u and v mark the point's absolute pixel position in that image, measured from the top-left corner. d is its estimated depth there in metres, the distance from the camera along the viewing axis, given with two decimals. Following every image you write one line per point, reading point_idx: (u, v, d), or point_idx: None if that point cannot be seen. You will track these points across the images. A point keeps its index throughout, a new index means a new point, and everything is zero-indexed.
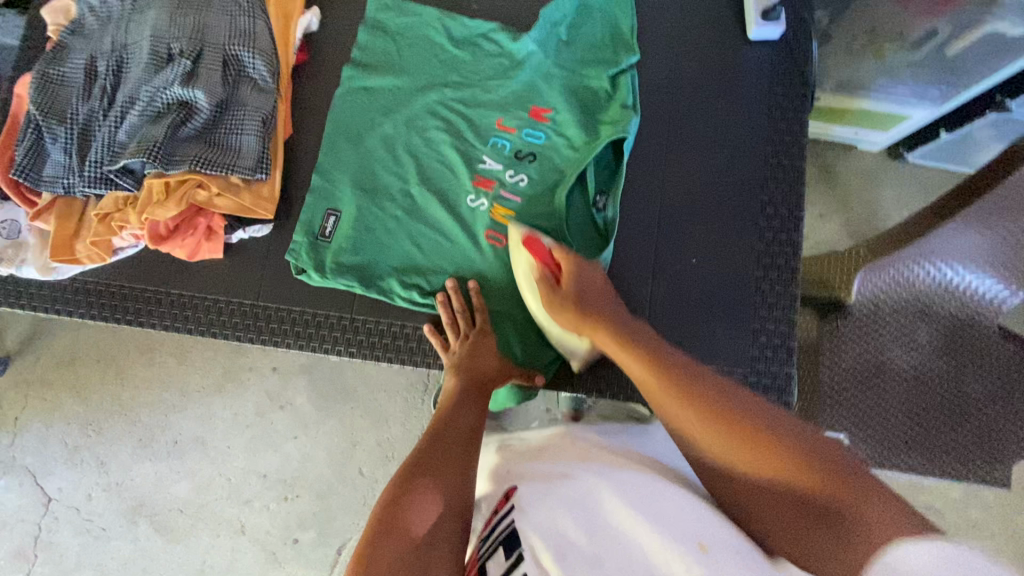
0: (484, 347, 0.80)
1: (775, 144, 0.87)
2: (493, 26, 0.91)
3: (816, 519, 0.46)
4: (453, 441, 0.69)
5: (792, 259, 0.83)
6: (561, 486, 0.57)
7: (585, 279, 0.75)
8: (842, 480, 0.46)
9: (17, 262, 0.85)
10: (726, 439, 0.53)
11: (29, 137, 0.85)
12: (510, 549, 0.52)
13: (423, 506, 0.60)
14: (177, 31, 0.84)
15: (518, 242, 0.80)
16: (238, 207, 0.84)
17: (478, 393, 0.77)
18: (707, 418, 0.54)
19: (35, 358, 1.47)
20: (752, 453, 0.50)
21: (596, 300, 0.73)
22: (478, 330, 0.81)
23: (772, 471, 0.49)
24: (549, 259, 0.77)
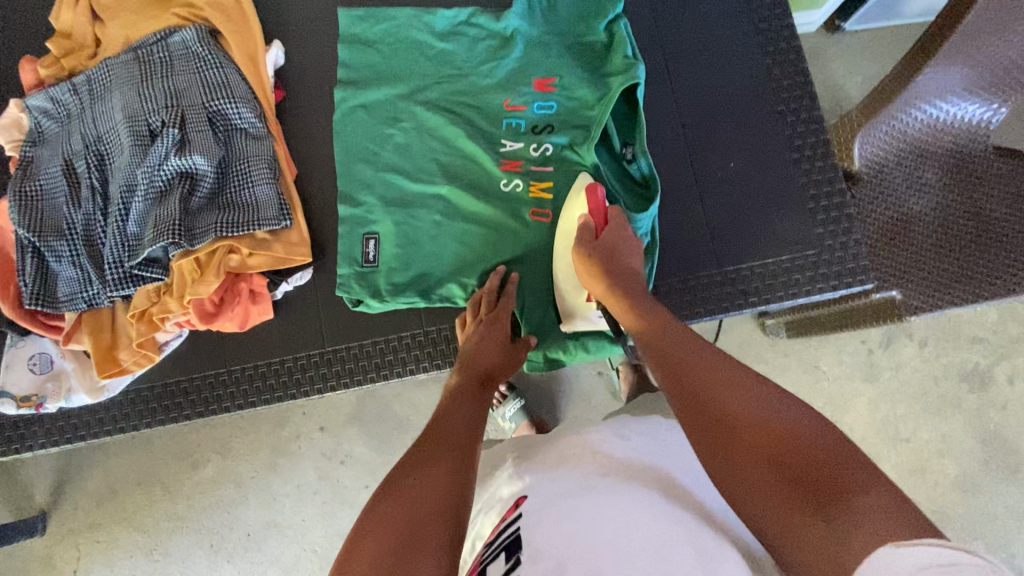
0: (498, 333, 0.77)
1: (762, 32, 0.88)
2: (471, 10, 0.89)
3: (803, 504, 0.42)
4: (453, 435, 0.63)
5: (817, 132, 0.85)
6: (573, 493, 0.54)
7: (620, 248, 0.74)
8: (843, 479, 0.42)
9: (63, 393, 0.80)
10: (730, 394, 0.52)
11: (30, 262, 0.79)
12: (511, 552, 0.51)
13: (422, 504, 0.54)
14: (151, 105, 0.80)
15: (580, 188, 0.80)
16: (275, 259, 0.80)
17: (478, 386, 0.73)
18: (723, 402, 0.52)
19: (72, 503, 1.38)
20: (747, 416, 0.49)
21: (620, 267, 0.72)
22: (495, 318, 0.78)
23: (765, 429, 0.48)
24: (600, 214, 0.77)
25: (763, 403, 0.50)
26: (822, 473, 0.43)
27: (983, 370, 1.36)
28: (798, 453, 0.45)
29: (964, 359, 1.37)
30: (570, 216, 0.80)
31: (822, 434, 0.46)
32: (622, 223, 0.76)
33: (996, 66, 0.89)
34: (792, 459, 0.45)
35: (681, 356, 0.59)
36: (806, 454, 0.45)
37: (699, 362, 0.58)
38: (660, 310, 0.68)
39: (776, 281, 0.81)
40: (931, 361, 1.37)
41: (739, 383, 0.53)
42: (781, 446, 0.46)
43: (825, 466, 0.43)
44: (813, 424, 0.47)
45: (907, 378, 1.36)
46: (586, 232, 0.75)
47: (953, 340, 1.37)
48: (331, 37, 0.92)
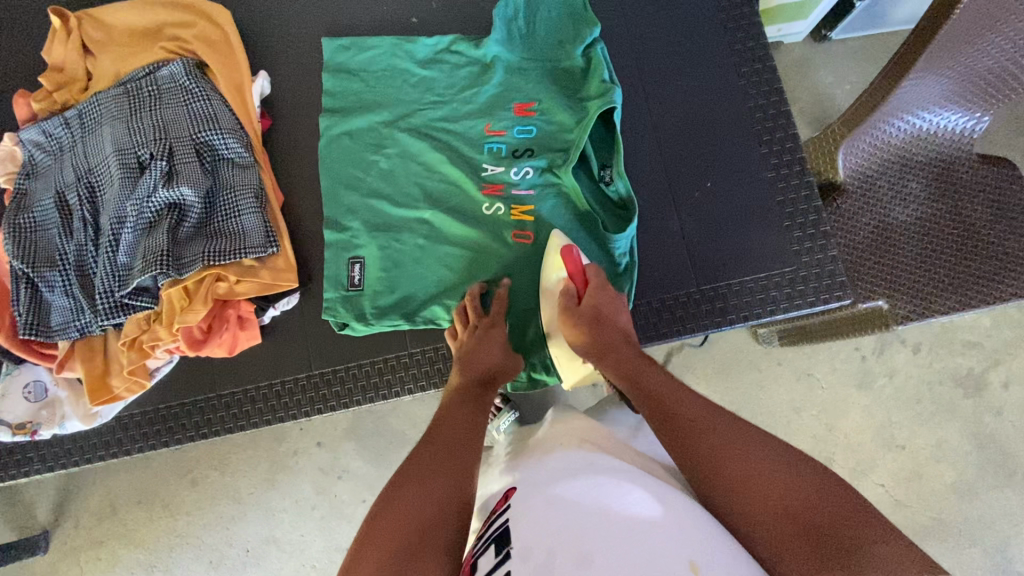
0: (496, 335, 0.78)
1: (738, 53, 0.90)
2: (452, 37, 0.91)
3: (838, 565, 0.47)
4: (452, 442, 0.64)
5: (794, 150, 0.86)
6: (559, 480, 0.55)
7: (603, 313, 0.76)
8: (847, 525, 0.49)
9: (57, 420, 0.82)
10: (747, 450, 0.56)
11: (24, 292, 0.81)
12: (502, 545, 0.50)
13: (420, 513, 0.55)
14: (139, 137, 0.82)
15: (556, 250, 0.81)
16: (262, 285, 0.82)
17: (478, 390, 0.74)
18: (744, 457, 0.55)
19: (73, 522, 1.39)
20: (769, 470, 0.54)
21: (612, 333, 0.75)
22: (491, 322, 0.79)
23: (789, 504, 0.51)
24: (581, 277, 0.79)
25: (778, 464, 0.54)
26: (838, 531, 0.49)
27: (976, 376, 1.36)
28: (815, 515, 0.50)
29: (956, 365, 1.37)
30: (548, 279, 0.82)
31: (833, 490, 0.51)
32: (602, 282, 0.78)
33: (973, 74, 0.91)
34: (818, 521, 0.50)
35: (697, 422, 0.60)
36: (832, 517, 0.50)
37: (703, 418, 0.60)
38: (654, 367, 0.71)
39: (755, 298, 0.82)
40: (923, 367, 1.37)
41: (751, 442, 0.56)
42: (807, 516, 0.50)
43: (836, 521, 0.49)
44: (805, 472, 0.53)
45: (900, 385, 1.37)
46: (568, 298, 0.77)
47: (946, 346, 1.38)
48: (316, 65, 0.94)
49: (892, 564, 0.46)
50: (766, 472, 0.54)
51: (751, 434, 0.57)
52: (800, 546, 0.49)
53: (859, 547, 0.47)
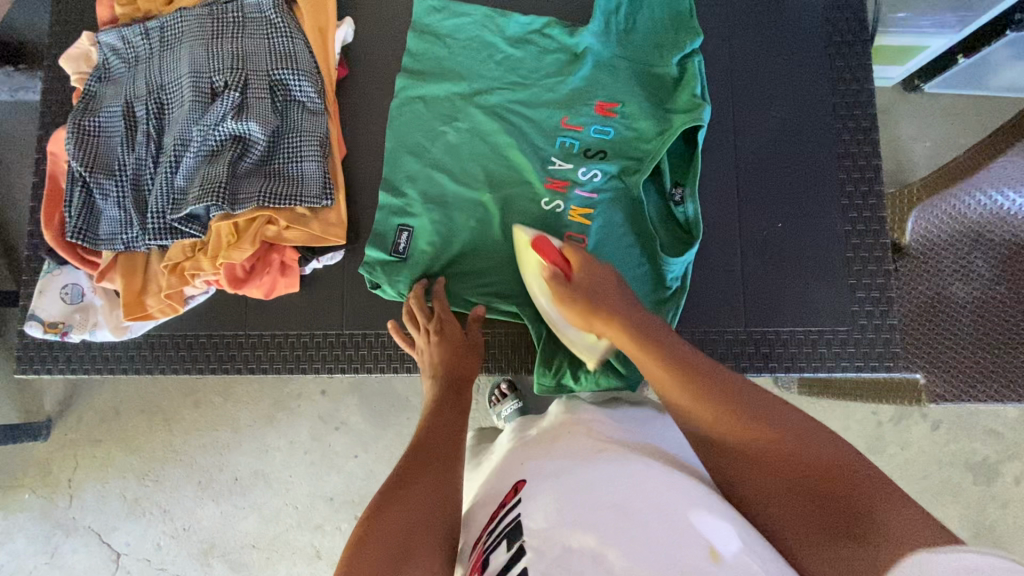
0: (451, 338, 0.78)
1: (840, 93, 0.85)
2: (547, 19, 0.88)
3: (845, 532, 0.47)
4: (442, 448, 0.66)
5: (877, 207, 0.82)
6: (568, 477, 0.54)
7: (597, 285, 0.73)
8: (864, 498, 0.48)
9: (89, 326, 0.83)
10: (746, 432, 0.56)
11: (78, 196, 0.81)
12: (513, 539, 0.50)
13: (411, 519, 0.57)
14: (217, 63, 0.81)
15: (528, 243, 0.78)
16: (310, 237, 0.81)
17: (453, 395, 0.75)
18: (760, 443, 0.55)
19: (77, 416, 1.43)
20: (777, 437, 0.55)
21: (615, 298, 0.72)
22: (448, 325, 0.78)
23: (812, 467, 0.52)
24: (558, 258, 0.76)
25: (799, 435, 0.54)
26: (857, 506, 0.48)
27: (990, 465, 1.33)
28: (818, 479, 0.51)
29: (972, 451, 1.33)
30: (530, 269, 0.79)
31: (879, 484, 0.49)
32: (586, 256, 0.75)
33: None
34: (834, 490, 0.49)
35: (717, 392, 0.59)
36: (849, 482, 0.49)
37: (709, 378, 0.61)
38: (660, 334, 0.67)
39: (801, 350, 0.80)
40: (938, 447, 1.34)
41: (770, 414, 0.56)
42: (827, 489, 0.50)
43: (851, 482, 0.49)
44: (831, 443, 0.53)
45: (910, 458, 1.34)
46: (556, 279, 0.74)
47: (967, 430, 1.34)
48: (404, 22, 0.91)
49: (914, 526, 0.45)
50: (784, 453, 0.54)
51: (776, 411, 0.57)
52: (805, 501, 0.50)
53: (880, 514, 0.46)
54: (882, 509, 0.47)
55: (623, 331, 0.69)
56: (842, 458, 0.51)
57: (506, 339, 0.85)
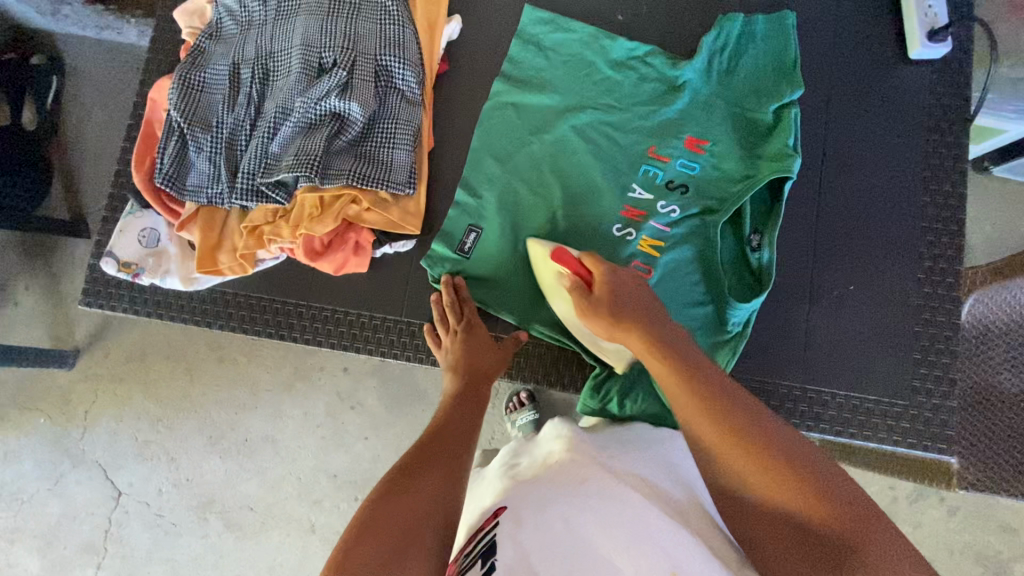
0: (476, 339, 0.79)
1: (932, 167, 0.85)
2: (651, 48, 0.89)
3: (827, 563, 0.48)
4: (450, 441, 0.66)
5: (953, 287, 0.82)
6: (548, 505, 0.56)
7: (617, 290, 0.71)
8: (859, 531, 0.48)
9: (160, 272, 0.84)
10: (748, 460, 0.53)
11: (173, 145, 0.83)
12: (488, 559, 0.51)
13: (414, 506, 0.56)
14: (328, 40, 0.83)
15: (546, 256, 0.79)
16: (387, 222, 0.82)
17: (473, 395, 0.75)
18: (763, 469, 0.53)
19: (104, 351, 1.43)
20: (773, 464, 0.53)
21: (632, 302, 0.70)
22: (473, 325, 0.80)
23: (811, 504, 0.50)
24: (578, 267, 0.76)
25: (799, 459, 0.53)
26: (844, 543, 0.48)
27: (1001, 561, 1.30)
28: (815, 519, 0.50)
29: (985, 544, 1.30)
30: (547, 271, 0.79)
31: (869, 518, 0.49)
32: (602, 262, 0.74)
33: None
34: (827, 530, 0.49)
35: (726, 411, 0.57)
36: (838, 513, 0.49)
37: (723, 402, 0.58)
38: (676, 342, 0.65)
39: (854, 417, 0.79)
40: (953, 534, 1.31)
41: (780, 431, 0.55)
42: (828, 523, 0.49)
43: (846, 516, 0.49)
44: (839, 479, 0.52)
45: (920, 539, 1.31)
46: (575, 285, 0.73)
47: (984, 522, 1.30)
48: (509, 28, 0.93)
49: (897, 567, 0.46)
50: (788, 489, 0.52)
51: (777, 433, 0.55)
52: (793, 538, 0.51)
53: (873, 556, 0.47)
54: (872, 549, 0.47)
55: (635, 334, 0.67)
56: (856, 504, 0.50)
57: (558, 353, 0.86)
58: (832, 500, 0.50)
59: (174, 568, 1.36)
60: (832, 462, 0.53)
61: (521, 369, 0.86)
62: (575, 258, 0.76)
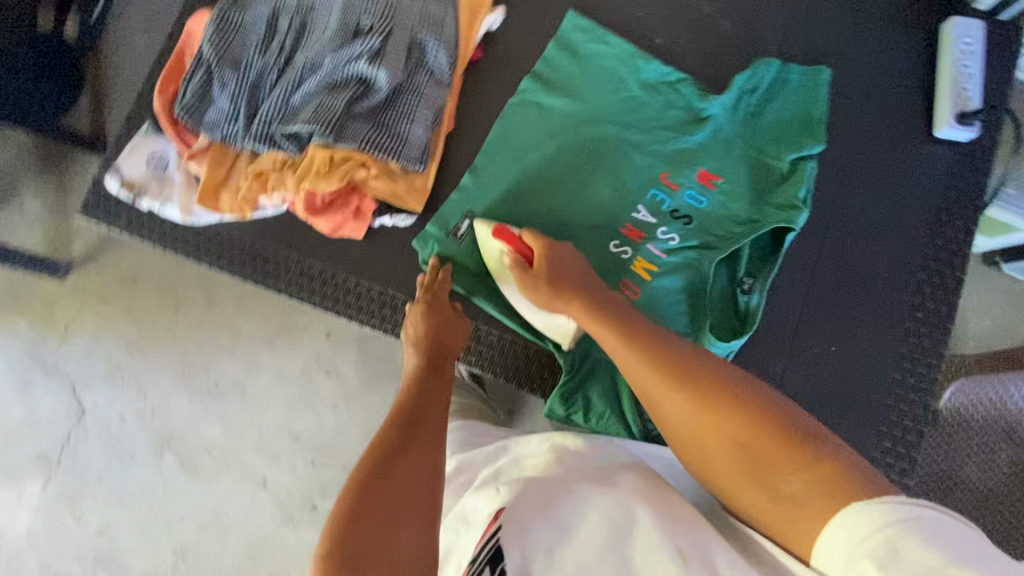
0: (443, 312, 0.80)
1: (936, 247, 0.85)
2: (683, 76, 0.89)
3: (761, 475, 0.51)
4: (432, 422, 0.69)
5: (934, 368, 0.82)
6: (551, 505, 0.60)
7: (555, 260, 0.75)
8: (787, 439, 0.50)
9: (161, 198, 0.85)
10: (672, 402, 0.59)
11: (198, 78, 0.84)
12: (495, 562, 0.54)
13: (402, 491, 0.59)
14: (369, 5, 0.83)
15: (489, 235, 0.81)
16: (389, 192, 0.84)
17: (438, 368, 0.77)
18: (692, 402, 0.57)
19: (96, 269, 1.43)
20: (728, 406, 0.55)
21: (572, 273, 0.74)
22: (443, 302, 0.81)
23: (734, 428, 0.53)
24: (520, 245, 0.78)
25: (716, 387, 0.57)
26: (769, 457, 0.50)
27: None
28: (741, 439, 0.53)
29: None
30: (490, 252, 0.82)
31: (784, 418, 0.52)
32: (540, 237, 0.77)
33: None
34: (760, 449, 0.51)
35: (660, 360, 0.62)
36: (760, 425, 0.52)
37: (681, 364, 0.61)
38: (621, 313, 0.70)
39: None
40: None
41: (713, 366, 0.60)
42: (756, 441, 0.52)
43: (766, 430, 0.51)
44: (760, 395, 0.55)
45: None
46: (518, 264, 0.77)
47: None
48: (549, 29, 0.93)
49: (841, 473, 0.46)
50: (712, 419, 0.55)
51: (703, 369, 0.60)
52: (759, 475, 0.51)
53: (809, 456, 0.48)
54: (807, 456, 0.48)
55: (584, 305, 0.71)
56: (775, 413, 0.52)
57: (532, 354, 0.85)
58: (753, 410, 0.53)
59: (120, 495, 1.36)
60: (756, 381, 0.57)
61: (492, 363, 0.85)
62: (517, 236, 0.79)
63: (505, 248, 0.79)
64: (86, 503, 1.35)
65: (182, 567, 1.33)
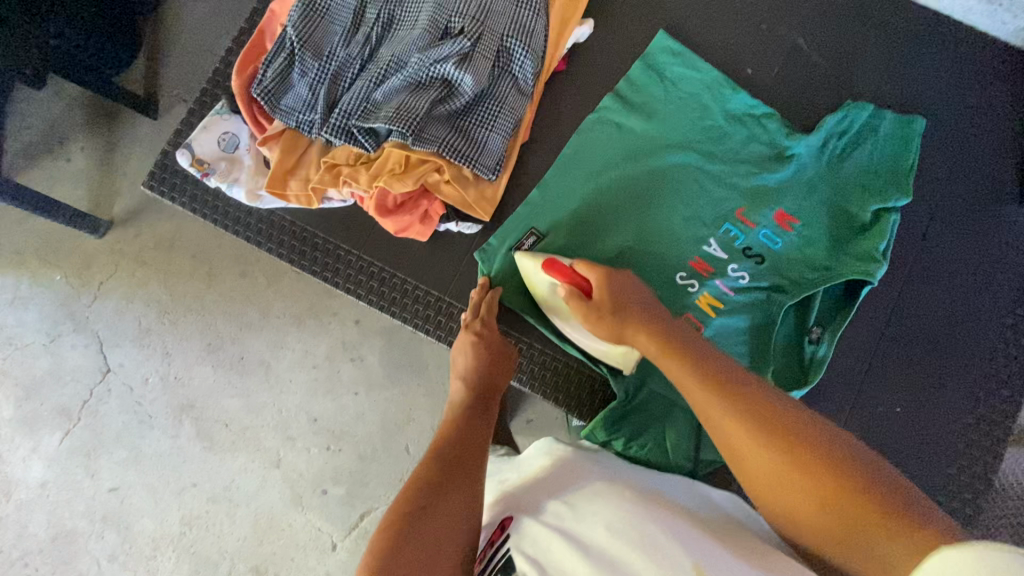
0: (490, 344, 0.78)
1: (1014, 316, 0.82)
2: (770, 110, 0.86)
3: (851, 533, 0.49)
4: (464, 449, 0.71)
5: (998, 441, 0.78)
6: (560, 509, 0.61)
7: (616, 291, 0.72)
8: (879, 497, 0.49)
9: (229, 178, 0.84)
10: (748, 450, 0.56)
11: (280, 61, 0.83)
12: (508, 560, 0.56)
13: (436, 527, 0.61)
14: (462, 6, 0.81)
15: (538, 266, 0.78)
16: (460, 200, 0.82)
17: (484, 404, 0.78)
18: (767, 453, 0.55)
19: (134, 230, 1.42)
20: (820, 465, 0.52)
21: (638, 307, 0.71)
22: (491, 328, 0.79)
23: (823, 484, 0.51)
24: (574, 275, 0.76)
25: (791, 436, 0.55)
26: (861, 517, 0.48)
27: None
28: (825, 493, 0.51)
29: None
30: (541, 281, 0.79)
31: (873, 472, 0.51)
32: (603, 270, 0.74)
33: None
34: (847, 504, 0.49)
35: (733, 403, 0.59)
36: (852, 484, 0.50)
37: (755, 403, 0.58)
38: (686, 342, 0.68)
39: None
40: None
41: (788, 410, 0.58)
42: (844, 497, 0.50)
43: (868, 489, 0.49)
44: (838, 443, 0.53)
45: None
46: (575, 296, 0.74)
47: None
48: (635, 47, 0.91)
49: (930, 531, 0.45)
50: (790, 471, 0.53)
51: (774, 415, 0.57)
52: (845, 532, 0.49)
53: (900, 516, 0.47)
54: (901, 521, 0.47)
55: (648, 334, 0.69)
56: (863, 468, 0.51)
57: (585, 379, 0.83)
58: (839, 462, 0.52)
59: (135, 457, 1.36)
60: (832, 426, 0.56)
61: (543, 384, 0.83)
62: (571, 267, 0.76)
63: (557, 279, 0.76)
64: (101, 461, 1.36)
65: (187, 536, 1.33)
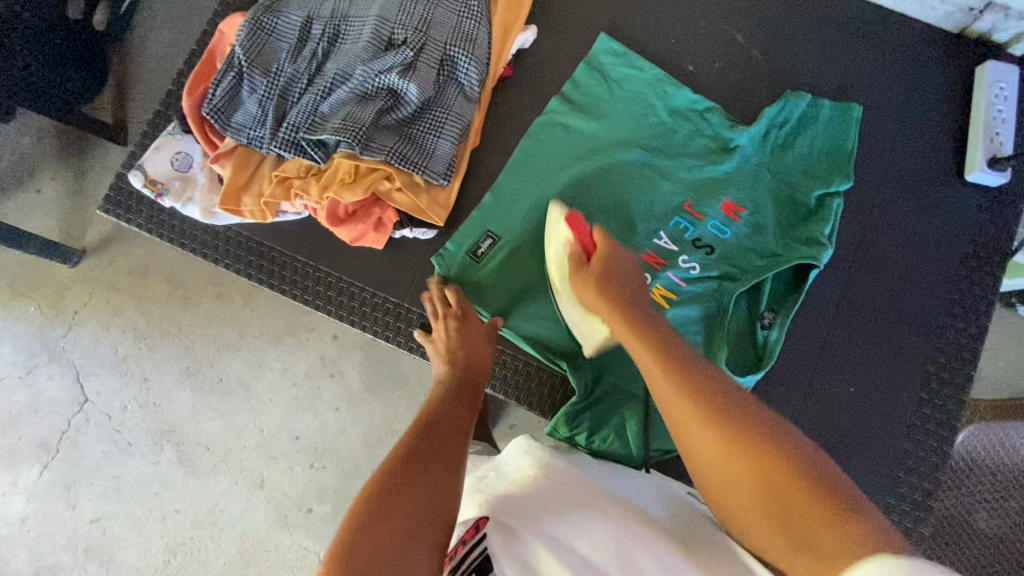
0: (470, 325, 0.80)
1: (961, 292, 0.84)
2: (713, 104, 0.88)
3: (787, 526, 0.49)
4: (442, 432, 0.69)
5: (954, 414, 0.80)
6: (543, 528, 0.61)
7: (613, 268, 0.73)
8: (838, 503, 0.47)
9: (184, 198, 0.85)
10: (698, 426, 0.57)
11: (228, 80, 0.84)
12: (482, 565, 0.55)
13: (416, 505, 0.59)
14: (404, 18, 0.83)
15: (560, 218, 0.79)
16: (414, 207, 0.82)
17: (467, 390, 0.77)
18: (723, 433, 0.55)
19: (106, 257, 1.42)
20: (769, 454, 0.52)
21: (628, 287, 0.72)
22: (468, 314, 0.81)
23: (770, 469, 0.51)
24: (585, 240, 0.77)
25: (755, 426, 0.54)
26: (801, 515, 0.48)
27: None
28: (778, 485, 0.50)
29: None
30: (553, 245, 0.80)
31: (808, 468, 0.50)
32: (609, 240, 0.75)
33: None
34: (785, 491, 0.50)
35: (694, 384, 0.60)
36: (811, 483, 0.49)
37: (717, 391, 0.59)
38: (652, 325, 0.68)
39: None
40: None
41: (749, 403, 0.57)
42: (793, 489, 0.49)
43: (822, 491, 0.48)
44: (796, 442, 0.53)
45: None
46: (575, 257, 0.75)
47: None
48: (580, 51, 0.93)
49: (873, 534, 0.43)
50: (738, 457, 0.54)
51: (740, 406, 0.57)
52: (783, 516, 0.49)
53: (845, 520, 0.45)
54: (846, 522, 0.45)
55: (617, 313, 0.69)
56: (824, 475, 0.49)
57: (545, 377, 0.84)
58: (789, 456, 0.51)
59: (116, 485, 1.35)
60: (779, 418, 0.56)
61: (504, 383, 0.84)
62: (587, 228, 0.77)
63: (570, 237, 0.77)
64: (82, 493, 1.34)
65: (173, 563, 1.32)
